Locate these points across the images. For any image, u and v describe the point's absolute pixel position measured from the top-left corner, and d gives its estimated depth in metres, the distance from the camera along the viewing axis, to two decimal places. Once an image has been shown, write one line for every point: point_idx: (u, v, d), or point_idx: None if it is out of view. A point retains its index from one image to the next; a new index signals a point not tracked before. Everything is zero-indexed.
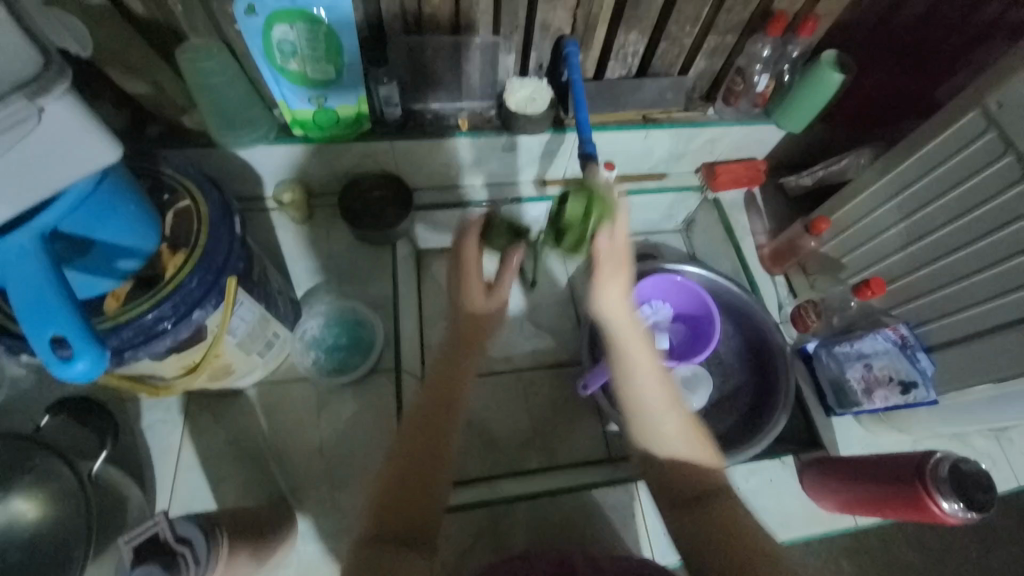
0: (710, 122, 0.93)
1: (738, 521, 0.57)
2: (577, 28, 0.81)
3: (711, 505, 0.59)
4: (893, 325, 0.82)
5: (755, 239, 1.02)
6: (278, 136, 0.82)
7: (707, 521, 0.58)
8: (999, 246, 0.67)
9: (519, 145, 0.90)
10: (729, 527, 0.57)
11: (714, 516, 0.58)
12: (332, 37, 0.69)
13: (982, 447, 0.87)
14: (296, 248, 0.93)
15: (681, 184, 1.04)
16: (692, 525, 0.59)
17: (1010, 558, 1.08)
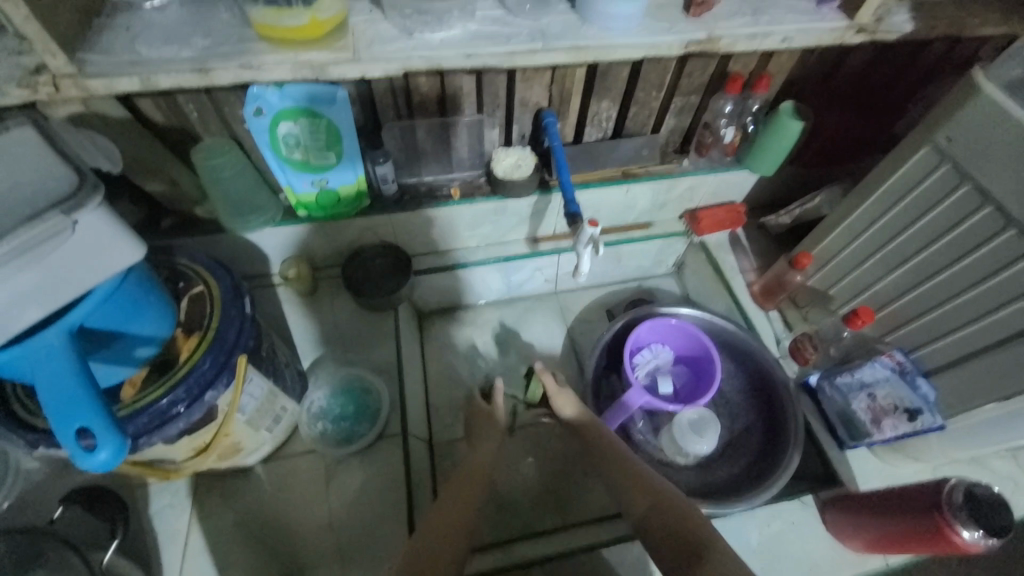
0: (686, 173, 1.00)
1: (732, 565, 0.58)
2: (553, 102, 0.89)
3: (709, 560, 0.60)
4: (888, 351, 0.84)
5: (744, 277, 1.05)
6: (284, 218, 0.88)
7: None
8: (974, 269, 0.70)
9: (509, 208, 0.96)
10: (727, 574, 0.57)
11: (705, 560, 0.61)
12: (331, 128, 0.77)
13: (1003, 470, 0.86)
14: (302, 321, 0.96)
15: (666, 232, 1.09)
16: None
17: None
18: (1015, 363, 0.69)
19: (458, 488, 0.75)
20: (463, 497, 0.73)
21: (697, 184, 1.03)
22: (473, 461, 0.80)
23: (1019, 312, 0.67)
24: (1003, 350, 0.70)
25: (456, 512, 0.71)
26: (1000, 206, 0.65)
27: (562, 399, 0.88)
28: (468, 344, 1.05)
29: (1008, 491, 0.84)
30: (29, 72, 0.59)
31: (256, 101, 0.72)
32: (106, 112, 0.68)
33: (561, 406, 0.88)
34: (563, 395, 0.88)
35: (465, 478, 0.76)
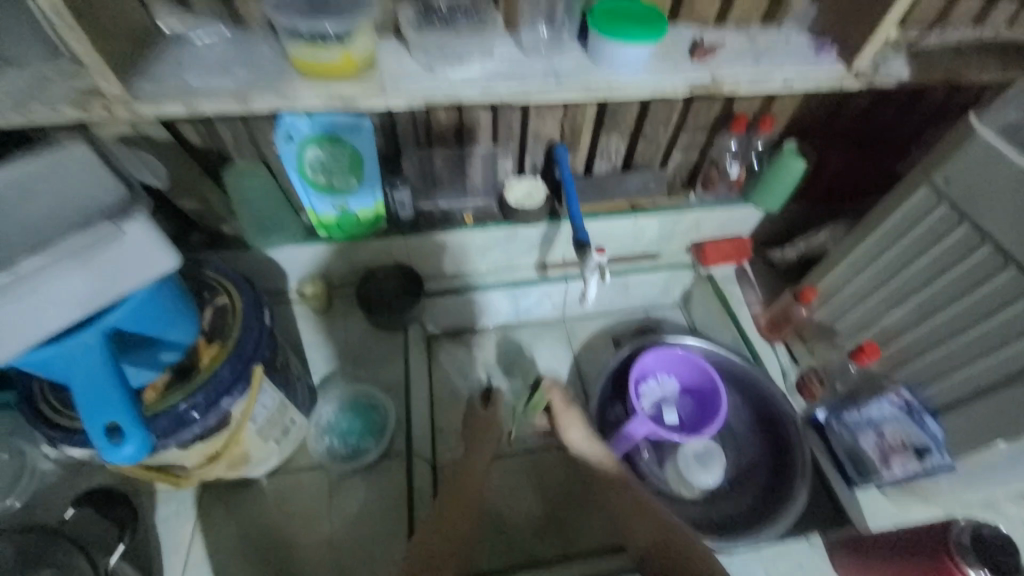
0: (693, 207, 1.03)
1: None
2: (565, 135, 0.94)
3: None
4: (894, 387, 0.84)
5: (750, 309, 1.07)
6: (305, 238, 0.92)
7: None
8: (977, 307, 0.71)
9: (520, 235, 1.00)
10: None
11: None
12: (355, 154, 0.82)
13: (1018, 515, 0.84)
14: (316, 337, 0.99)
15: (673, 263, 1.12)
16: None
17: None
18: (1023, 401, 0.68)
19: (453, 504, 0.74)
20: (462, 514, 0.73)
21: (703, 218, 1.06)
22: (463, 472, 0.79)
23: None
24: (1011, 389, 0.70)
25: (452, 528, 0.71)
26: (998, 245, 0.66)
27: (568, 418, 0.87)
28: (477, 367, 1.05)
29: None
30: (83, 96, 0.64)
31: (288, 129, 0.77)
32: (150, 134, 0.74)
33: (570, 429, 0.87)
34: (574, 429, 0.87)
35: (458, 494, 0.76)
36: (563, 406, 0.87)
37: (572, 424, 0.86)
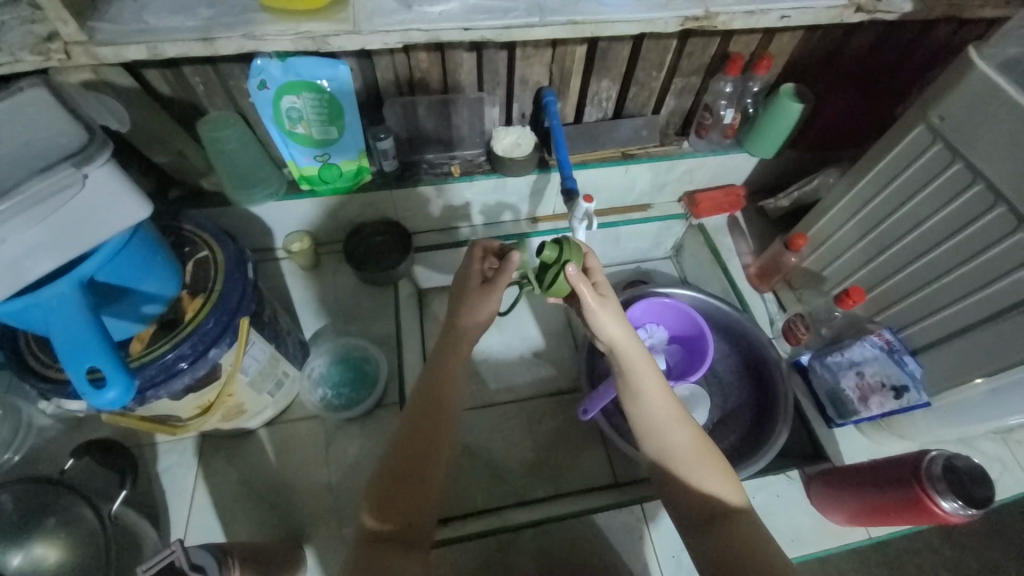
0: (685, 155, 1.00)
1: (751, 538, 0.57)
2: (554, 81, 0.90)
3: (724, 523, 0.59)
4: (877, 331, 0.85)
5: (741, 259, 1.07)
6: (288, 193, 0.90)
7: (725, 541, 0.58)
8: (962, 247, 0.71)
9: (508, 186, 0.97)
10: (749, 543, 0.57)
11: (725, 544, 0.57)
12: (334, 102, 0.79)
13: (991, 451, 0.87)
14: (306, 294, 0.99)
15: (665, 214, 1.11)
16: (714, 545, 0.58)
17: None
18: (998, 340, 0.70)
19: (402, 477, 0.65)
20: (418, 481, 0.65)
21: (696, 166, 1.03)
22: (436, 408, 0.69)
23: (1005, 289, 0.68)
24: (988, 328, 0.71)
25: (405, 505, 0.63)
26: (989, 182, 0.65)
27: (605, 310, 0.66)
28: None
29: (995, 471, 0.86)
30: (41, 40, 0.61)
31: (260, 75, 0.73)
32: (115, 82, 0.71)
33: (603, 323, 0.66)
34: (608, 312, 0.66)
35: (413, 463, 0.65)
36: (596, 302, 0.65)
37: (605, 313, 0.66)
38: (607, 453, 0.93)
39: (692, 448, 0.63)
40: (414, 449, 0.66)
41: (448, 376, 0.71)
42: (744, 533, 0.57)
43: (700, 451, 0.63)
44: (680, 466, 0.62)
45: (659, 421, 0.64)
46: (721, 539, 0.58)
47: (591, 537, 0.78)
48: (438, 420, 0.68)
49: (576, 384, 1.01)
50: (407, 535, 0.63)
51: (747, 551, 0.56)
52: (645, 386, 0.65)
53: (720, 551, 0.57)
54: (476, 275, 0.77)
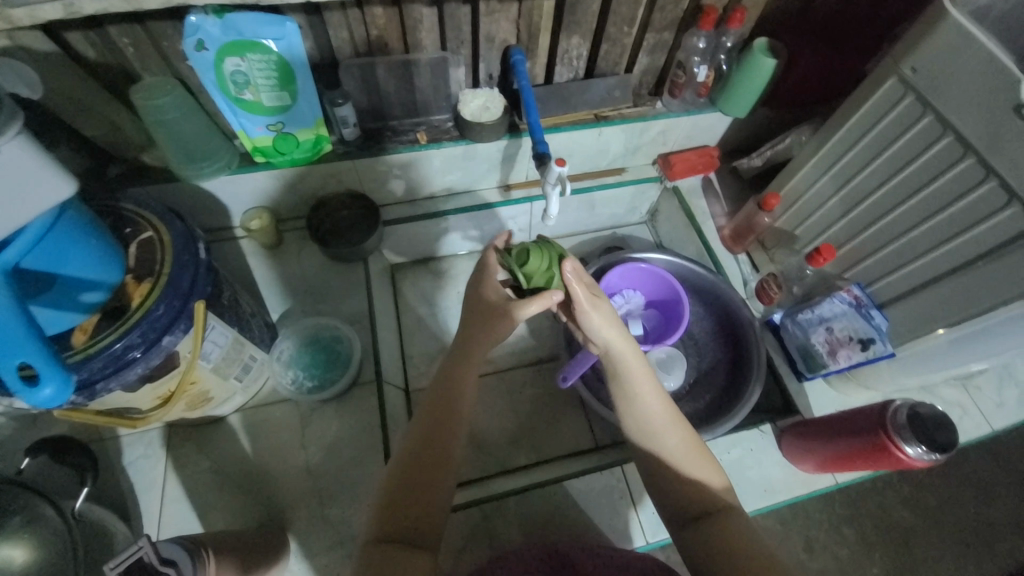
0: (660, 115, 0.98)
1: (738, 538, 0.55)
2: (521, 38, 0.85)
3: (713, 521, 0.58)
4: (845, 286, 0.87)
5: (715, 222, 1.06)
6: (241, 165, 0.84)
7: (709, 538, 0.57)
8: (929, 203, 0.72)
9: (478, 152, 0.93)
10: (732, 541, 0.55)
11: (713, 539, 0.56)
12: (284, 65, 0.72)
13: (951, 397, 0.92)
14: (269, 274, 0.94)
15: (639, 177, 1.09)
16: (695, 543, 0.57)
17: (965, 514, 1.23)
18: (956, 294, 0.72)
19: (417, 467, 0.59)
20: (435, 474, 0.60)
21: (671, 127, 1.01)
22: (446, 401, 0.64)
23: (969, 242, 0.69)
24: (944, 283, 0.73)
25: (420, 501, 0.58)
26: (959, 134, 0.65)
27: (598, 311, 0.65)
28: (443, 297, 1.08)
29: (955, 415, 0.91)
30: None
31: (197, 34, 0.66)
32: (32, 47, 0.63)
33: (595, 323, 0.65)
34: (600, 312, 0.65)
35: (427, 459, 0.60)
36: (589, 304, 0.64)
37: (599, 314, 0.65)
38: (586, 419, 0.94)
39: (681, 450, 0.62)
40: (435, 449, 0.61)
41: (467, 370, 0.66)
42: (735, 531, 0.56)
43: (690, 451, 0.62)
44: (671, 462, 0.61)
45: (658, 418, 0.63)
46: (710, 537, 0.57)
47: (573, 502, 0.80)
48: (450, 425, 0.62)
49: (555, 353, 1.01)
50: (423, 539, 0.56)
51: (733, 552, 0.54)
52: (638, 389, 0.64)
53: (701, 548, 0.57)
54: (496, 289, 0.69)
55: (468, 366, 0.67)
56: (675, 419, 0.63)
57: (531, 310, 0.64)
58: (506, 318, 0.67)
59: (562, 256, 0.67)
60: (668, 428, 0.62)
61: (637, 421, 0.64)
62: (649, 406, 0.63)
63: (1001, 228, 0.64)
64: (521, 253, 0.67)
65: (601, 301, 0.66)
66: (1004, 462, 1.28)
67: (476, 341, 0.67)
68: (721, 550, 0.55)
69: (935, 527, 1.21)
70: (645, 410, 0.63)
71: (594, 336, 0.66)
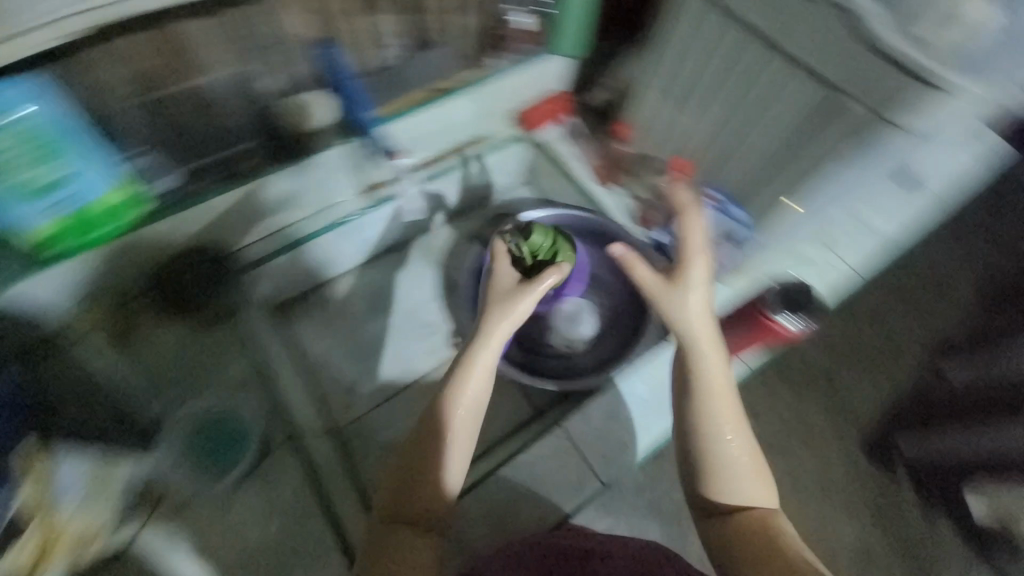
0: (496, 75, 0.96)
1: (767, 537, 0.59)
2: (325, 33, 0.79)
3: (744, 518, 0.60)
4: (703, 190, 0.87)
5: (581, 162, 1.08)
6: (40, 264, 0.71)
7: (738, 537, 0.59)
8: (749, 96, 0.77)
9: (318, 164, 0.86)
10: (760, 542, 0.58)
11: (738, 540, 0.59)
12: (37, 131, 0.60)
13: (819, 257, 1.04)
14: (134, 366, 0.84)
15: (503, 140, 1.07)
16: (724, 538, 0.61)
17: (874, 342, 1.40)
18: (785, 179, 0.78)
19: (415, 476, 0.63)
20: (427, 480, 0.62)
21: (513, 84, 1.00)
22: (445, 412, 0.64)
23: (779, 123, 0.74)
24: (780, 174, 0.78)
25: (415, 499, 0.62)
26: (750, 24, 0.72)
27: (681, 296, 0.68)
28: (346, 319, 1.03)
29: (823, 272, 1.03)
30: None
31: None
32: None
33: (677, 312, 0.68)
34: (681, 300, 0.68)
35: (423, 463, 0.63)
36: (654, 287, 0.69)
37: (681, 303, 0.68)
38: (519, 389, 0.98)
39: (740, 458, 0.62)
40: (449, 428, 0.64)
41: (475, 373, 0.65)
42: (752, 529, 0.59)
43: (749, 462, 0.62)
44: (719, 461, 0.62)
45: (720, 415, 0.63)
46: (731, 533, 0.60)
47: (527, 474, 0.83)
48: (469, 393, 0.65)
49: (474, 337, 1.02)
50: (421, 522, 0.63)
51: (759, 553, 0.57)
52: (712, 396, 0.64)
53: (721, 545, 0.60)
54: (507, 278, 0.74)
55: (499, 323, 0.68)
56: (744, 430, 0.64)
57: (547, 283, 0.71)
58: (524, 301, 0.70)
59: (565, 243, 0.84)
60: (736, 436, 0.63)
61: (702, 423, 0.64)
62: (719, 418, 0.63)
63: (800, 98, 0.71)
64: (522, 230, 0.82)
65: (676, 287, 0.69)
66: (903, 292, 1.44)
67: (494, 333, 0.68)
68: (743, 549, 0.58)
69: (854, 365, 1.37)
70: (714, 416, 0.63)
71: (678, 323, 0.67)
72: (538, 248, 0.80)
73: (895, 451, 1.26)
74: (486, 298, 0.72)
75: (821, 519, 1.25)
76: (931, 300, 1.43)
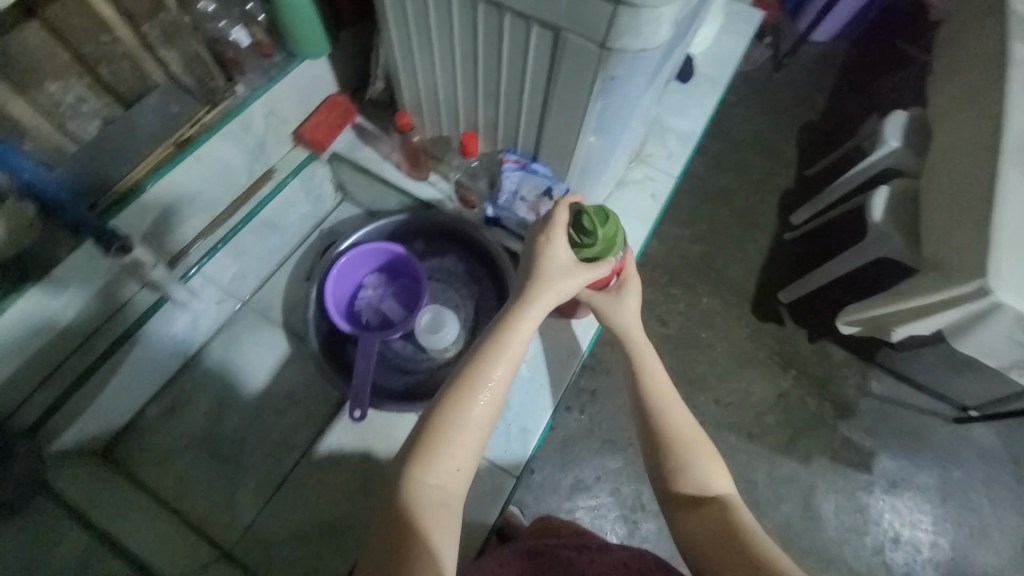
0: (247, 101, 0.83)
1: (731, 521, 0.54)
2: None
3: (708, 504, 0.56)
4: (505, 157, 0.89)
5: (391, 161, 1.01)
6: None
7: (708, 523, 0.55)
8: (492, 60, 0.73)
9: (65, 278, 0.71)
10: (729, 527, 0.53)
11: (705, 525, 0.55)
12: None
13: (640, 175, 1.08)
14: None
15: (293, 168, 0.96)
16: (693, 526, 0.56)
17: (731, 218, 1.51)
18: (559, 119, 0.76)
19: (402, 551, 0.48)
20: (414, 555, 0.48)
21: (272, 105, 0.88)
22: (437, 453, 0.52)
23: (531, 78, 0.72)
24: (548, 123, 0.78)
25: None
26: None
27: (621, 302, 0.72)
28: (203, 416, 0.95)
29: (651, 186, 1.06)
30: None
31: None
32: None
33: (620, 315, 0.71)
34: (622, 307, 0.71)
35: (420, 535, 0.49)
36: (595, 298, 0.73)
37: (624, 307, 0.71)
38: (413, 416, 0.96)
39: (701, 450, 0.60)
40: (445, 464, 0.52)
41: (486, 402, 0.55)
42: (717, 520, 0.55)
43: (708, 451, 0.60)
44: (682, 454, 0.60)
45: (674, 412, 0.62)
46: (697, 526, 0.55)
47: None
48: (492, 380, 0.55)
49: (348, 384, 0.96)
50: None
51: (725, 534, 0.53)
52: (663, 393, 0.64)
53: (691, 536, 0.55)
54: (562, 259, 0.65)
55: (533, 313, 0.60)
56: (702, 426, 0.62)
57: (600, 273, 0.65)
58: (557, 287, 0.62)
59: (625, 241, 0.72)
60: (691, 427, 0.61)
61: (657, 419, 0.62)
62: (675, 413, 0.62)
63: (536, 44, 0.66)
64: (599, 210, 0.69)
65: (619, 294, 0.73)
66: (733, 165, 1.57)
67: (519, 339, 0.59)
68: (709, 535, 0.54)
69: (720, 245, 1.48)
70: (669, 411, 0.62)
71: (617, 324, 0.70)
72: (589, 236, 0.68)
73: (777, 304, 1.42)
74: (525, 286, 0.63)
75: (743, 391, 1.35)
76: (759, 166, 1.57)
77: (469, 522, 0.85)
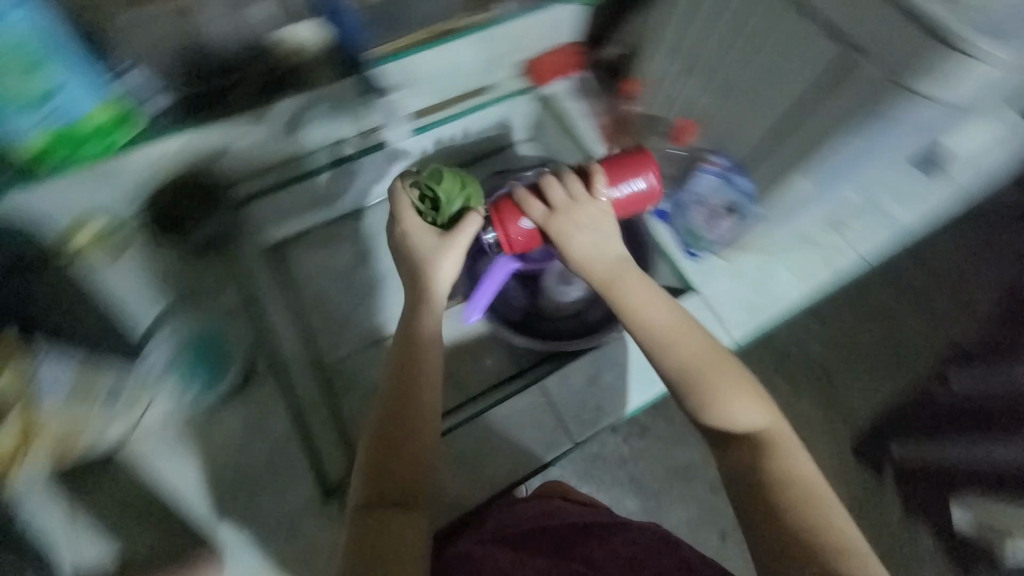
0: (500, 20, 0.88)
1: (764, 455, 0.64)
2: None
3: (744, 441, 0.65)
4: (710, 157, 0.88)
5: (588, 121, 1.04)
6: None
7: (744, 460, 0.64)
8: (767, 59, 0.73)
9: (321, 99, 0.84)
10: (761, 462, 0.63)
11: (744, 461, 0.64)
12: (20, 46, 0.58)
13: (826, 242, 0.99)
14: (128, 286, 0.86)
15: (505, 92, 1.02)
16: (733, 463, 0.65)
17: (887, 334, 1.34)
18: (801, 140, 0.74)
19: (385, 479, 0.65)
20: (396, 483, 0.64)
21: (516, 32, 0.92)
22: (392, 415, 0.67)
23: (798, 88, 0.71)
24: (790, 139, 0.76)
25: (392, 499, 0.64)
26: None
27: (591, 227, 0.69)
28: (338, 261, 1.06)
29: (834, 257, 0.98)
30: None
31: None
32: None
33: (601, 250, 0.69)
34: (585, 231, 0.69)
35: (390, 471, 0.65)
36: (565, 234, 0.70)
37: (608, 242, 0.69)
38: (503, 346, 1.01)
39: (731, 389, 0.66)
40: (406, 419, 0.67)
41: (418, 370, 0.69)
42: (751, 457, 0.64)
43: (737, 382, 0.67)
44: (714, 399, 0.66)
45: (696, 354, 0.67)
46: (738, 462, 0.65)
47: (494, 430, 0.89)
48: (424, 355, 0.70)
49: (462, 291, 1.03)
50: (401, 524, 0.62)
51: (764, 469, 0.63)
52: (676, 328, 0.68)
53: (732, 469, 0.65)
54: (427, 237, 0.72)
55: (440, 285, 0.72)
56: (718, 351, 0.68)
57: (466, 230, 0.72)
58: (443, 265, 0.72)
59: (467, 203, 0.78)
60: (719, 361, 0.68)
61: (683, 358, 0.67)
62: (693, 345, 0.68)
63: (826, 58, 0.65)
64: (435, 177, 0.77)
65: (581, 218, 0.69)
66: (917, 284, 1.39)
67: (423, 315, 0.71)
68: (748, 467, 0.64)
69: (859, 356, 1.32)
70: (693, 347, 0.67)
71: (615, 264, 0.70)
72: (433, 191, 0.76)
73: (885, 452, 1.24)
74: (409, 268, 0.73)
75: None
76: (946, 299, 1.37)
77: (515, 461, 0.88)
